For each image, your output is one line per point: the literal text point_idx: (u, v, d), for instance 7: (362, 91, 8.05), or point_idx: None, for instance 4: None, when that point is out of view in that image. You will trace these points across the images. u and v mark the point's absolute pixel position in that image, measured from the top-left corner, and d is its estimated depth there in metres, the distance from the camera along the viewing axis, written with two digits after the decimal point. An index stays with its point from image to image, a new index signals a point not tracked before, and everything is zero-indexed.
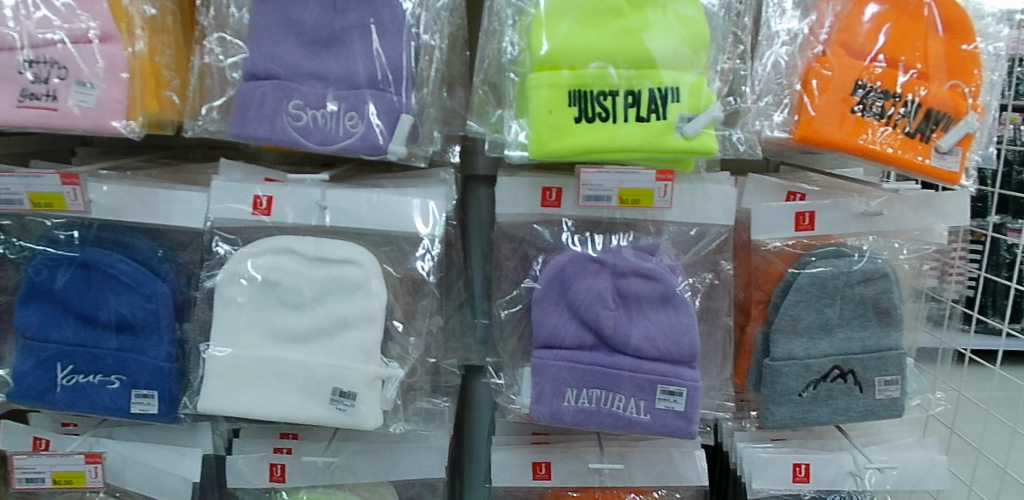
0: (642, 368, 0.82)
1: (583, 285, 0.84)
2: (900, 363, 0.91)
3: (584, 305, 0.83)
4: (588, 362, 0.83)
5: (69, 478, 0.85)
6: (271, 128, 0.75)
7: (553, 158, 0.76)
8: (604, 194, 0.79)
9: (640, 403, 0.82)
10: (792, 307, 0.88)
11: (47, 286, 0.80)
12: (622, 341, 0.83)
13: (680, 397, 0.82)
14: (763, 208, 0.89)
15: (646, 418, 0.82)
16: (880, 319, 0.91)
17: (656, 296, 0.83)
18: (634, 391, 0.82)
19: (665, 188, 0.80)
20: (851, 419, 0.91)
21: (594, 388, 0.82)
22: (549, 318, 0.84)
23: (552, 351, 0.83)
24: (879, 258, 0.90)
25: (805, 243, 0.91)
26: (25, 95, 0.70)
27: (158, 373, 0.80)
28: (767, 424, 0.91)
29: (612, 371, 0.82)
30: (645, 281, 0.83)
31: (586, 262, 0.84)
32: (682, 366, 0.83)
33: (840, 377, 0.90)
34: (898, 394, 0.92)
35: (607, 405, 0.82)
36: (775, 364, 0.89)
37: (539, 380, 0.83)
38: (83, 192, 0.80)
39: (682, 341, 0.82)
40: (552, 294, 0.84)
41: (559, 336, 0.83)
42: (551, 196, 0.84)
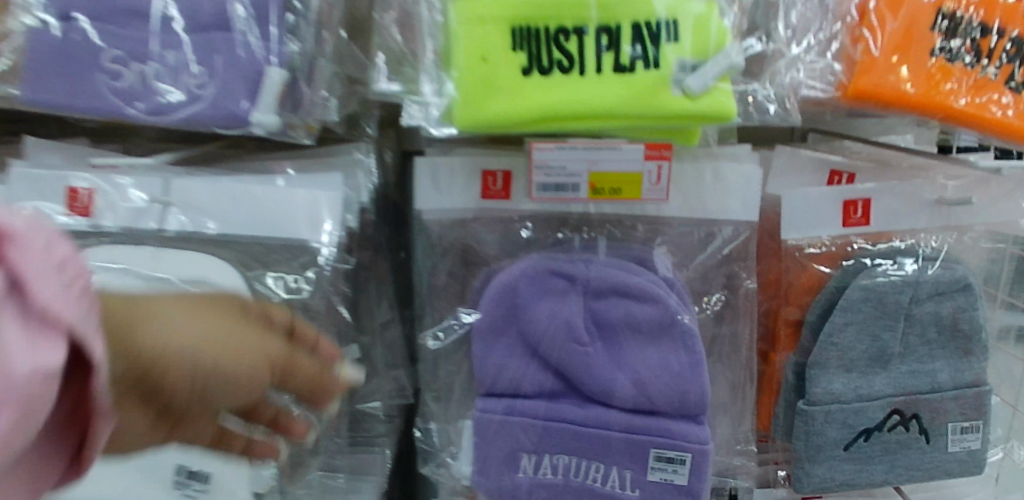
0: (628, 426, 0.58)
1: (544, 310, 0.59)
2: (983, 404, 0.67)
3: (546, 338, 0.59)
4: (552, 416, 0.59)
5: None
6: (77, 89, 0.52)
7: (492, 130, 0.51)
8: (567, 181, 0.54)
9: (625, 475, 0.58)
10: (838, 334, 0.64)
11: None
12: (601, 387, 0.59)
13: (682, 466, 0.58)
14: (798, 194, 0.63)
15: (634, 494, 0.59)
16: (955, 347, 0.66)
17: (648, 323, 0.59)
18: (617, 457, 0.58)
19: (659, 170, 0.55)
20: (913, 479, 0.68)
21: (562, 454, 0.59)
22: (498, 355, 0.60)
23: (503, 401, 0.60)
24: (957, 262, 0.65)
25: (847, 248, 0.65)
26: None
27: None
28: (801, 490, 0.67)
29: (586, 429, 0.58)
30: (631, 303, 0.59)
31: (549, 277, 0.59)
32: (684, 422, 0.59)
33: (901, 424, 0.66)
34: (978, 445, 0.68)
35: (580, 478, 0.59)
36: (815, 410, 0.64)
37: (485, 444, 0.59)
38: None
39: (685, 388, 0.58)
40: (503, 322, 0.60)
41: (511, 380, 0.60)
42: (491, 184, 0.59)
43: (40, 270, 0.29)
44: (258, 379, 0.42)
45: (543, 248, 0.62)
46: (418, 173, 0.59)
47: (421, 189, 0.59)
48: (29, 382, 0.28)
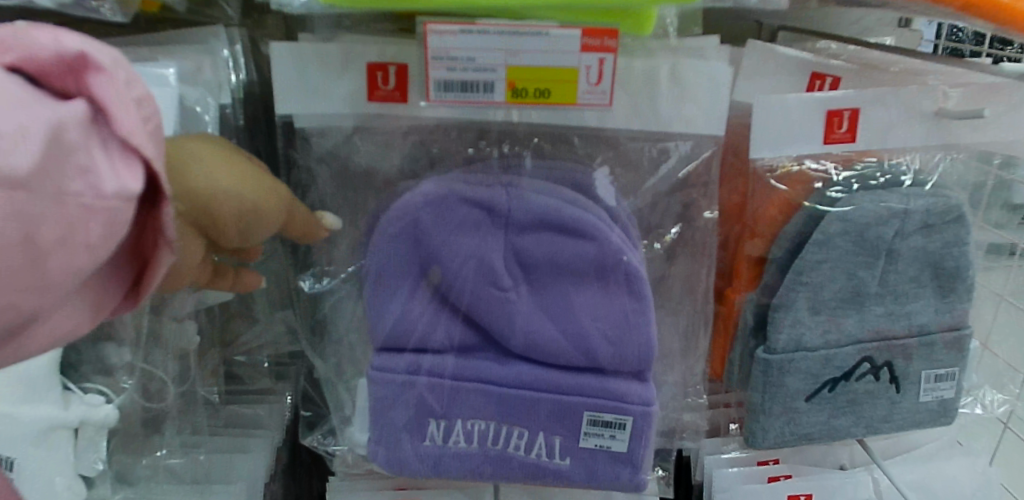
0: (557, 385, 0.48)
1: (456, 246, 0.47)
2: (962, 349, 0.59)
3: (459, 279, 0.48)
4: (464, 375, 0.48)
5: None
6: None
7: (377, 6, 0.38)
8: (476, 78, 0.41)
9: (553, 442, 0.48)
10: (808, 271, 0.54)
11: None
12: (525, 340, 0.48)
13: (621, 431, 0.48)
14: (773, 101, 0.51)
15: (563, 464, 0.49)
16: (939, 287, 0.57)
17: (585, 264, 0.48)
18: (544, 422, 0.48)
19: (600, 65, 0.42)
20: (879, 432, 0.60)
21: (476, 421, 0.48)
22: (400, 301, 0.49)
23: (406, 357, 0.49)
24: (949, 189, 0.55)
25: (805, 175, 0.54)
26: None
27: None
28: (754, 446, 0.59)
29: (506, 391, 0.48)
30: (565, 238, 0.47)
31: (462, 206, 0.47)
32: (625, 381, 0.48)
33: (871, 373, 0.57)
34: (952, 394, 0.60)
35: (499, 446, 0.48)
36: (775, 359, 0.55)
37: (381, 406, 0.48)
38: None
39: (627, 340, 0.48)
40: (405, 261, 0.48)
41: (417, 331, 0.49)
42: (380, 81, 0.45)
43: (116, 100, 0.31)
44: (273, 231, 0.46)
45: (453, 169, 0.48)
46: (287, 68, 0.45)
47: (289, 83, 0.46)
48: (119, 199, 0.31)
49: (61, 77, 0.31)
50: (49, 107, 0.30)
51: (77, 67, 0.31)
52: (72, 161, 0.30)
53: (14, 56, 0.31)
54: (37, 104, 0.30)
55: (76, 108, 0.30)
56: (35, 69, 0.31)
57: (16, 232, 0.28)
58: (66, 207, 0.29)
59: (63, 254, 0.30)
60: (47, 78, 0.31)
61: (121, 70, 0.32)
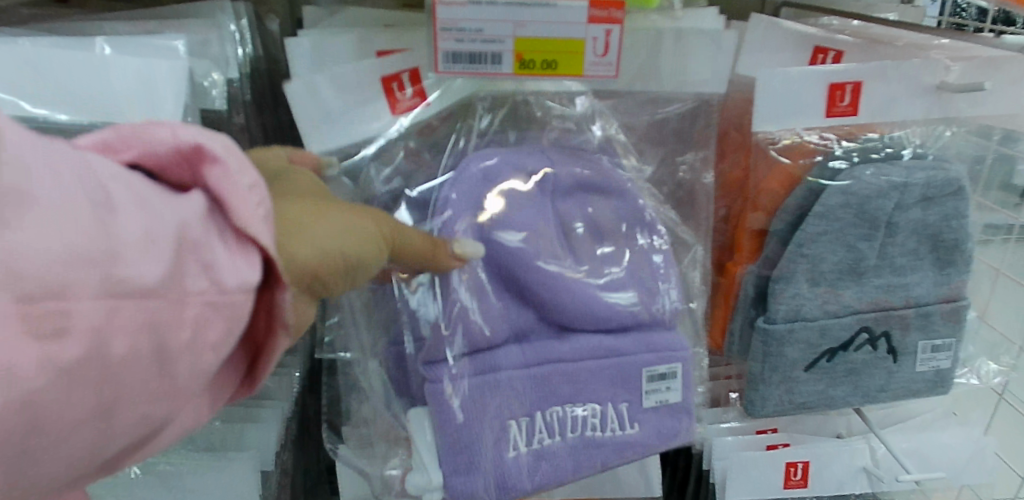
0: (612, 348, 0.50)
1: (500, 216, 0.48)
2: (959, 319, 0.60)
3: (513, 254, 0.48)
4: (530, 362, 0.48)
5: None
6: None
7: None
8: (484, 49, 0.42)
9: (623, 410, 0.50)
10: (810, 244, 0.54)
11: None
12: (588, 308, 0.49)
13: (674, 380, 0.51)
14: (778, 75, 0.51)
15: (634, 431, 0.50)
16: (936, 259, 0.58)
17: (603, 225, 0.52)
18: (610, 391, 0.49)
19: (607, 37, 0.42)
20: (876, 401, 0.61)
21: (551, 407, 0.48)
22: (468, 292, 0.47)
23: (468, 361, 0.47)
24: (948, 162, 0.56)
25: (804, 148, 0.54)
26: None
27: None
28: (754, 414, 0.60)
29: (574, 366, 0.49)
30: (587, 201, 0.52)
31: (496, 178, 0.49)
32: (665, 332, 0.52)
33: (868, 343, 0.59)
34: (949, 364, 0.61)
35: (576, 433, 0.49)
36: (776, 329, 0.56)
37: (460, 420, 0.47)
38: None
39: (650, 290, 0.52)
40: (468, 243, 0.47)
41: (485, 324, 0.47)
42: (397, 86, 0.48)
43: (234, 189, 0.29)
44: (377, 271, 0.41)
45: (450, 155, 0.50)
46: None
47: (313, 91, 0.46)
48: (241, 291, 0.28)
49: (178, 169, 0.30)
50: (170, 203, 0.28)
51: (192, 158, 0.29)
52: (194, 258, 0.27)
53: (133, 154, 0.30)
54: (160, 200, 0.28)
55: (195, 201, 0.29)
56: (154, 165, 0.30)
57: (146, 344, 0.26)
58: (189, 309, 0.27)
59: (190, 357, 0.28)
60: (167, 170, 0.30)
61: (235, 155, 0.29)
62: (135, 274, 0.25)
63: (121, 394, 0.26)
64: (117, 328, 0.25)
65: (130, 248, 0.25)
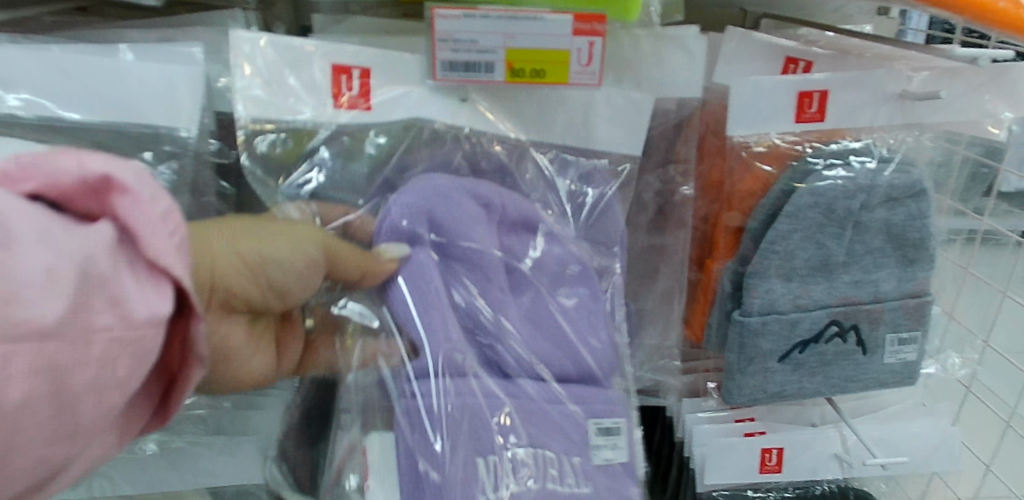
0: (559, 393, 0.52)
1: (447, 254, 0.51)
2: (923, 314, 0.64)
3: (462, 293, 0.51)
4: (484, 400, 0.49)
5: None
6: None
7: None
8: (478, 59, 0.45)
9: (576, 464, 0.50)
10: (781, 241, 0.58)
11: None
12: (535, 346, 0.52)
13: (619, 435, 0.52)
14: (750, 83, 0.55)
15: (589, 490, 0.50)
16: (902, 257, 0.62)
17: (547, 269, 0.55)
18: (564, 443, 0.50)
19: (590, 48, 0.46)
20: (846, 391, 0.65)
21: (514, 454, 0.49)
22: (426, 330, 0.49)
23: (439, 384, 0.48)
24: (912, 165, 0.59)
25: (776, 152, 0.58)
26: None
27: None
28: (731, 402, 0.64)
29: (527, 406, 0.50)
30: (535, 241, 0.55)
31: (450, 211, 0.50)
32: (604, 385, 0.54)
33: (838, 336, 0.62)
34: (915, 356, 0.65)
35: (538, 486, 0.49)
36: (750, 321, 0.60)
37: (418, 470, 0.47)
38: None
39: (592, 337, 0.54)
40: (419, 281, 0.49)
41: (441, 365, 0.49)
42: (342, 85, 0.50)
43: (141, 219, 0.35)
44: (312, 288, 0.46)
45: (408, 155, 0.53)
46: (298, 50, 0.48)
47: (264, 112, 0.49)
48: (150, 324, 0.34)
49: (84, 200, 0.36)
50: (77, 236, 0.34)
51: (100, 191, 0.36)
52: (102, 294, 0.33)
53: (38, 187, 0.36)
54: (66, 235, 0.34)
55: (102, 232, 0.35)
56: (60, 197, 0.36)
57: (47, 386, 0.32)
58: (95, 344, 0.33)
59: (96, 396, 0.33)
60: (74, 201, 0.36)
61: (149, 190, 0.36)
62: (31, 315, 0.31)
63: (19, 439, 0.31)
64: (12, 373, 0.30)
65: (29, 290, 0.31)
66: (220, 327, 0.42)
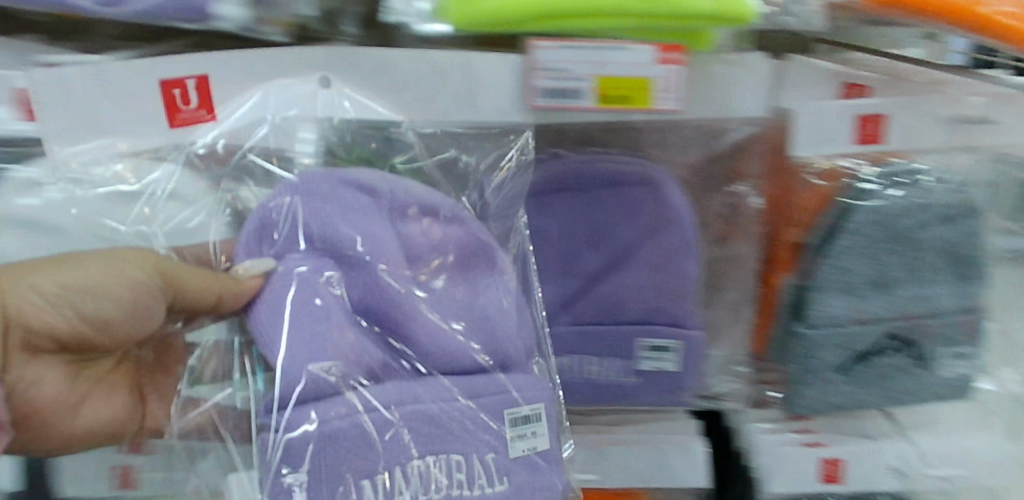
0: (467, 389, 0.52)
1: (319, 257, 0.52)
2: (978, 329, 0.66)
3: (340, 292, 0.51)
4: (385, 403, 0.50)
5: None
6: None
7: (491, 28, 0.49)
8: (569, 86, 0.50)
9: (490, 462, 0.52)
10: (842, 256, 0.61)
11: None
12: (428, 339, 0.53)
13: (540, 426, 0.54)
14: (813, 107, 0.60)
15: (504, 486, 0.52)
16: (959, 274, 0.64)
17: (461, 253, 0.57)
18: (472, 441, 0.51)
19: (672, 76, 0.50)
20: (904, 404, 0.67)
21: (419, 457, 0.50)
22: (289, 341, 0.49)
23: (340, 402, 0.49)
24: (968, 185, 0.62)
25: (837, 172, 0.61)
26: None
27: None
28: (792, 412, 0.66)
29: (437, 400, 0.51)
30: (443, 230, 0.56)
31: (309, 214, 0.52)
32: (512, 374, 0.55)
33: (896, 349, 0.65)
34: (970, 371, 0.67)
35: (438, 496, 0.50)
36: (812, 333, 0.63)
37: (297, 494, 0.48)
38: None
39: (491, 329, 0.55)
40: (282, 288, 0.51)
41: (318, 377, 0.48)
42: (177, 98, 0.54)
43: None
44: (155, 324, 0.52)
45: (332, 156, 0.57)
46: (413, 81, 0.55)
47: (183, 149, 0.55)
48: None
49: None
50: None
51: None
52: None
53: None
54: None
55: None
56: None
57: None
58: None
59: None
60: None
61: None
62: None
63: None
64: None
65: None
66: (30, 375, 0.49)
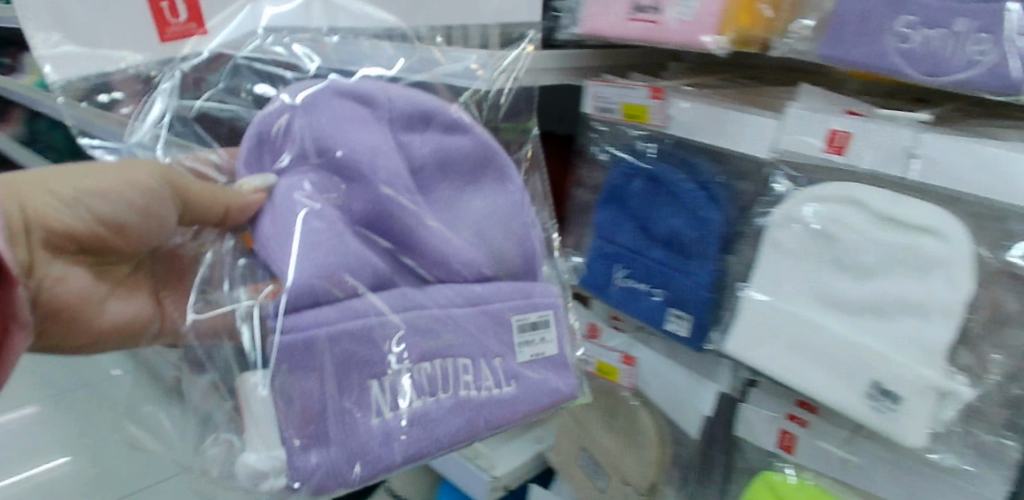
0: (467, 294, 0.60)
1: (317, 173, 0.56)
2: None
3: (321, 206, 0.55)
4: (434, 303, 0.58)
5: (607, 371, 0.83)
6: (865, 51, 0.57)
7: None
8: None
9: (497, 369, 0.60)
10: None
11: (623, 190, 0.78)
12: (433, 245, 0.59)
13: (546, 331, 0.63)
14: None
15: (512, 389, 0.60)
16: None
17: (456, 157, 0.63)
18: (478, 346, 0.59)
19: None
20: None
21: (495, 357, 0.60)
22: (286, 253, 0.53)
23: (331, 308, 0.54)
24: None
25: None
26: (636, 9, 0.68)
27: (697, 299, 0.72)
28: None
29: (490, 299, 0.61)
30: (450, 136, 0.63)
31: (315, 129, 0.57)
32: (523, 286, 0.63)
33: None
34: None
35: (450, 393, 0.57)
36: None
37: (304, 393, 0.52)
38: (665, 107, 0.72)
39: (491, 234, 0.63)
40: (280, 205, 0.55)
41: (315, 282, 0.53)
42: (166, 10, 0.61)
43: None
44: (146, 216, 0.53)
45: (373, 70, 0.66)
46: None
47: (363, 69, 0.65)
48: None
49: None
50: None
51: None
52: None
53: None
54: None
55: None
56: None
57: None
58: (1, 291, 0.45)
59: None
60: None
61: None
62: None
63: None
64: None
65: None
66: (54, 272, 0.52)
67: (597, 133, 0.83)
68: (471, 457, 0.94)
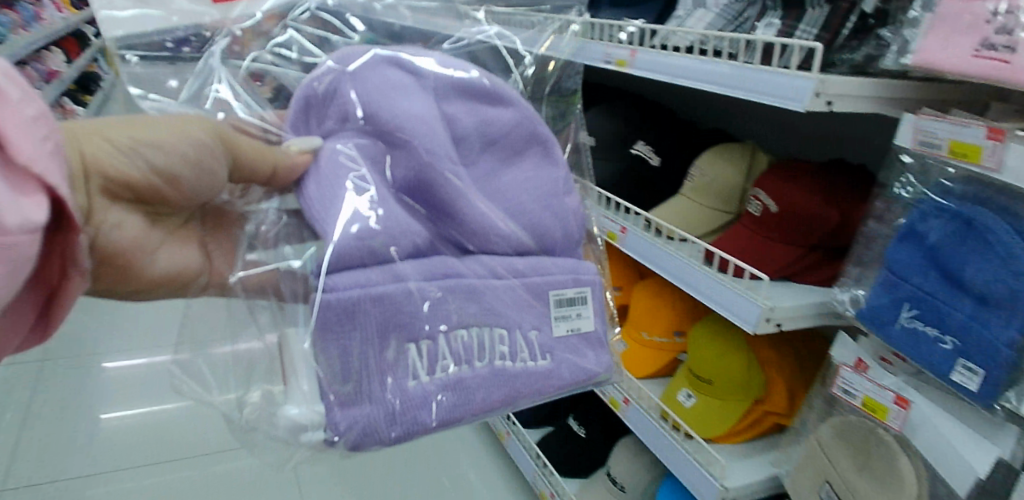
0: (519, 272, 0.61)
1: (363, 137, 0.58)
2: None
3: (366, 171, 0.56)
4: (479, 274, 0.59)
5: (875, 408, 0.82)
6: None
7: None
8: None
9: (535, 341, 0.61)
10: None
11: (925, 230, 0.75)
12: (474, 219, 0.59)
13: (584, 308, 0.64)
14: None
15: (546, 363, 0.61)
16: None
17: (512, 136, 0.64)
18: (518, 320, 0.60)
19: None
20: None
21: (533, 331, 0.61)
22: (329, 211, 0.54)
23: (377, 270, 0.55)
24: None
25: None
26: (984, 45, 0.65)
27: (998, 356, 0.66)
28: None
29: (531, 271, 0.62)
30: (496, 108, 0.64)
31: (361, 95, 0.58)
32: (554, 257, 0.64)
33: None
34: None
35: (485, 362, 0.58)
36: None
37: (343, 349, 0.54)
38: (1001, 151, 0.67)
39: (555, 210, 0.64)
40: (326, 170, 0.56)
41: (360, 246, 0.54)
42: None
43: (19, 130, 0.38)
44: (200, 171, 0.51)
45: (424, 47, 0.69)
46: None
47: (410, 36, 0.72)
48: (22, 232, 0.38)
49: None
50: None
51: None
52: None
53: None
54: None
55: None
56: None
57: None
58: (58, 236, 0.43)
59: None
60: None
61: (20, 93, 0.39)
62: None
63: None
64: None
65: None
66: (111, 218, 0.48)
67: (907, 170, 0.80)
68: (706, 464, 0.96)
